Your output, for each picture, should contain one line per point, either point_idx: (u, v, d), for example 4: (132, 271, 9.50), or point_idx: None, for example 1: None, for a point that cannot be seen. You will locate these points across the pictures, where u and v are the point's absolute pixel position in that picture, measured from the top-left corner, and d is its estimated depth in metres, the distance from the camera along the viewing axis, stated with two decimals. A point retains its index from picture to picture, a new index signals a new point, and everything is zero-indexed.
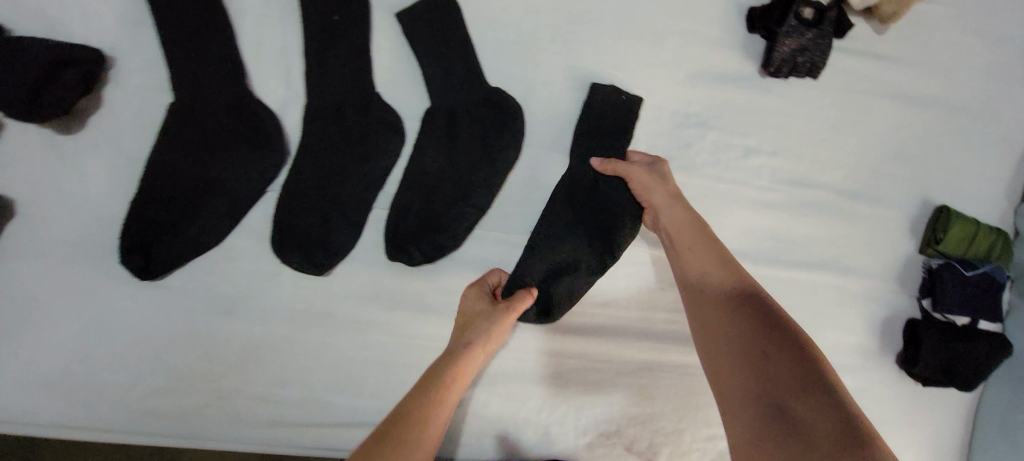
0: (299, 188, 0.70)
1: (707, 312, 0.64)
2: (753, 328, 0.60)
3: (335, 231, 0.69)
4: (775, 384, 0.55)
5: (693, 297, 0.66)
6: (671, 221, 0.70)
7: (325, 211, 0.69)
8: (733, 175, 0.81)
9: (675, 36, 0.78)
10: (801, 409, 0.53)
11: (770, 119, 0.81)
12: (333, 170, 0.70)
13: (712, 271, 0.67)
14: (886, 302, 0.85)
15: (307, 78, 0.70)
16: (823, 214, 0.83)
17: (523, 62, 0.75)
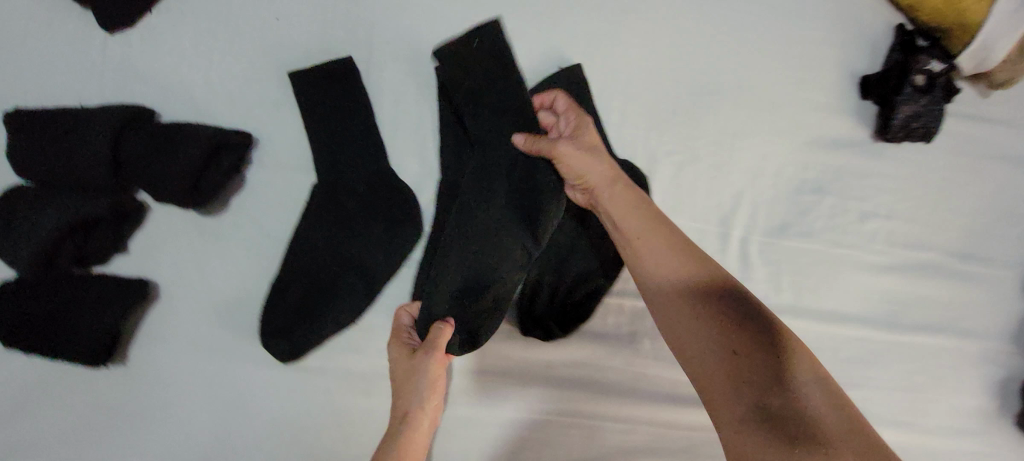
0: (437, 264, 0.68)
1: (678, 306, 0.59)
2: (757, 338, 0.56)
3: (475, 316, 0.66)
4: (760, 385, 0.53)
5: (671, 298, 0.60)
6: (613, 203, 0.64)
7: (464, 287, 0.68)
8: (850, 239, 0.81)
9: (792, 104, 0.79)
10: (806, 407, 0.52)
11: (885, 183, 0.82)
12: None
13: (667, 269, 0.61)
14: (1001, 362, 0.83)
15: (444, 152, 0.70)
16: (936, 275, 0.83)
17: (648, 135, 0.76)
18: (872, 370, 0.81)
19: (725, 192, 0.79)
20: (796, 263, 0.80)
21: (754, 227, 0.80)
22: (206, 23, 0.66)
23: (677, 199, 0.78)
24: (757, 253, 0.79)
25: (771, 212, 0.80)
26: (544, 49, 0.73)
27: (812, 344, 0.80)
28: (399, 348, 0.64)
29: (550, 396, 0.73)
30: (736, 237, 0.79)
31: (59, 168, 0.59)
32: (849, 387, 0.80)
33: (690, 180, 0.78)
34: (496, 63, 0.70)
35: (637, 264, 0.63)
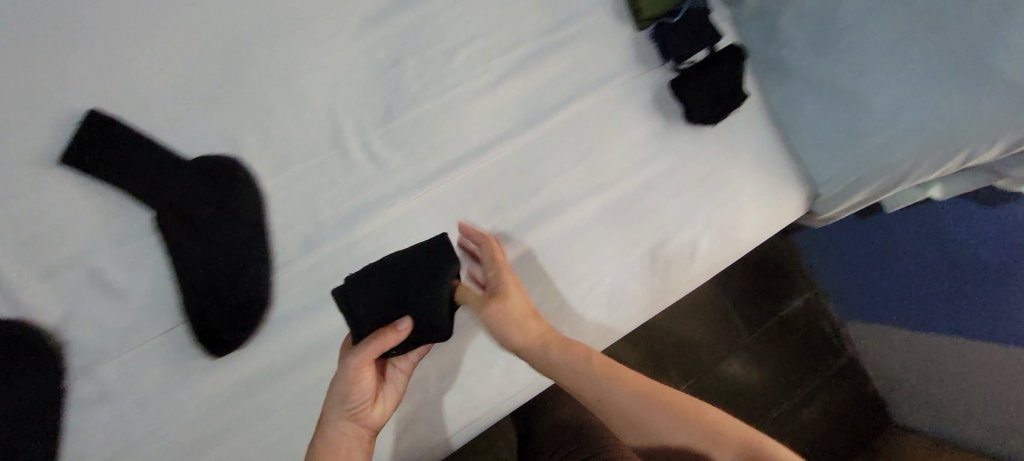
0: (378, 308, 0.68)
1: (554, 357, 0.67)
2: (567, 375, 0.66)
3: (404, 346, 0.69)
4: (602, 397, 0.64)
5: (557, 351, 0.67)
6: (516, 305, 0.69)
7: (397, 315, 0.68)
8: (450, 81, 0.84)
9: (315, 9, 0.80)
10: (619, 407, 0.63)
11: (445, 16, 0.85)
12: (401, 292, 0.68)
13: (559, 355, 0.67)
14: (644, 86, 0.91)
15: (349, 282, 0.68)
16: (545, 58, 0.88)
17: (209, 121, 0.76)
18: (543, 168, 0.86)
19: (317, 118, 0.80)
20: (420, 131, 0.83)
21: (364, 128, 0.82)
22: None
23: (279, 155, 0.79)
24: (384, 146, 0.82)
25: (370, 106, 0.82)
26: (51, 119, 0.72)
27: (485, 182, 0.84)
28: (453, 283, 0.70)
29: (290, 384, 0.76)
30: (355, 146, 0.81)
31: None
32: (535, 192, 0.86)
33: (278, 132, 0.79)
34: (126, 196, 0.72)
35: (560, 363, 0.67)
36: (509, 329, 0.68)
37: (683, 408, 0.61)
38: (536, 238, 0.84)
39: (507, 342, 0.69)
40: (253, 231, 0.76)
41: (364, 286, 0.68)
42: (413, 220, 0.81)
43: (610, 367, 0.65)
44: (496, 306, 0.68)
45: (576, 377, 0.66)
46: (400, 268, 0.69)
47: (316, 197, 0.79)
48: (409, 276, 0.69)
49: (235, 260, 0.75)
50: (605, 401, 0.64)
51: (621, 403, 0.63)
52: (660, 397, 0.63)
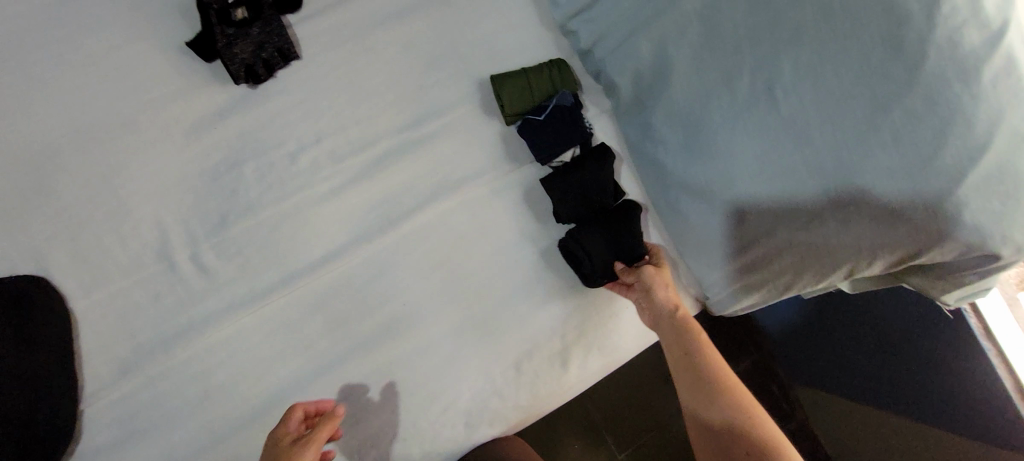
0: (591, 230, 0.81)
1: (676, 334, 0.78)
2: (687, 349, 0.77)
3: (603, 261, 0.81)
4: (688, 386, 0.76)
5: (674, 330, 0.79)
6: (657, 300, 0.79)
7: (628, 220, 0.82)
8: (294, 185, 0.79)
9: (141, 113, 0.75)
10: (697, 402, 0.75)
11: (290, 116, 0.80)
12: (608, 230, 0.81)
13: (674, 339, 0.78)
14: (513, 183, 0.85)
15: (569, 204, 0.81)
16: (400, 158, 0.82)
17: (13, 238, 0.71)
18: (395, 275, 0.80)
19: (140, 230, 0.74)
20: (257, 240, 0.77)
21: (194, 238, 0.76)
22: None
23: (94, 271, 0.73)
24: (214, 258, 0.76)
25: (201, 214, 0.76)
26: None
27: (328, 294, 0.78)
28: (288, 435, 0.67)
29: None
30: (182, 260, 0.75)
31: None
32: (386, 303, 0.79)
33: (94, 246, 0.73)
34: None
35: (676, 337, 0.78)
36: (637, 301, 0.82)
37: (727, 388, 0.74)
38: (384, 354, 0.78)
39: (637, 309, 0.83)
40: (52, 358, 0.69)
41: (583, 214, 0.82)
42: (242, 340, 0.75)
43: (681, 381, 0.77)
44: (652, 290, 0.80)
45: (691, 366, 0.77)
46: (601, 229, 0.81)
47: (134, 316, 0.73)
48: (597, 225, 0.82)
49: (25, 391, 0.68)
50: (693, 394, 0.76)
51: (704, 396, 0.74)
52: (737, 399, 0.73)
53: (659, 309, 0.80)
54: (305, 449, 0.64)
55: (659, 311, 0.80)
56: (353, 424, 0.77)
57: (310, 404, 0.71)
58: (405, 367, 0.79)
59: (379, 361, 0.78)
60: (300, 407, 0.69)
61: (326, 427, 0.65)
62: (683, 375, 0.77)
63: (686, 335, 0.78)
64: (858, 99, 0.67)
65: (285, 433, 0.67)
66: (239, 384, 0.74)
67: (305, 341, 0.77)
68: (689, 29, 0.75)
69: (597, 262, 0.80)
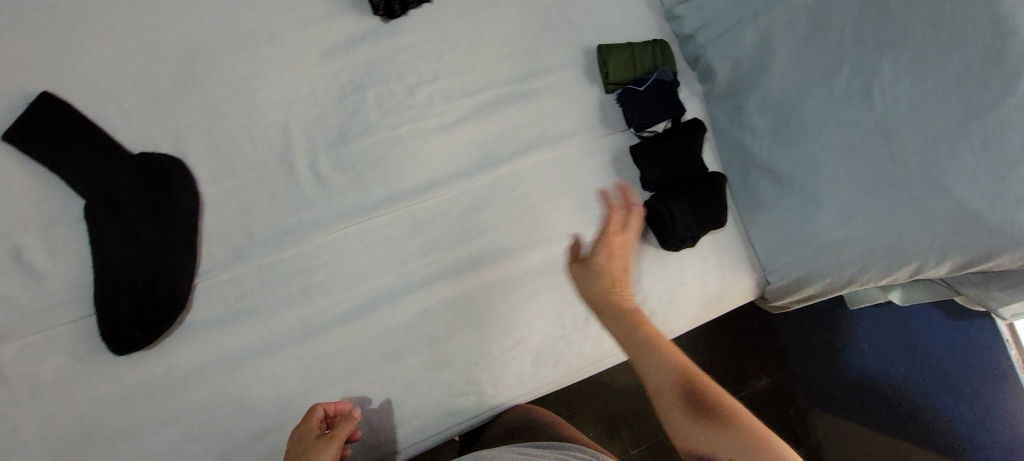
0: (677, 197, 0.85)
1: (633, 341, 0.72)
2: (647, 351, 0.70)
3: (685, 226, 0.85)
4: (658, 386, 0.68)
5: (629, 338, 0.73)
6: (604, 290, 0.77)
7: (711, 191, 0.87)
8: (410, 115, 0.85)
9: (285, 28, 0.83)
10: (668, 405, 0.67)
11: (415, 53, 0.87)
12: (692, 199, 0.86)
13: (633, 344, 0.72)
14: (604, 147, 0.91)
15: (659, 169, 0.87)
16: (505, 107, 0.89)
17: (158, 120, 0.78)
18: (488, 213, 0.86)
19: (269, 133, 0.81)
20: (371, 159, 0.83)
21: (316, 148, 0.82)
22: None
23: (224, 161, 0.79)
24: (330, 169, 0.82)
25: (324, 128, 0.83)
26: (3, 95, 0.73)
27: (424, 219, 0.84)
28: (309, 431, 0.69)
29: (188, 394, 0.74)
30: (302, 165, 0.81)
31: None
32: (477, 237, 0.85)
33: (228, 140, 0.79)
34: (64, 176, 0.73)
35: (638, 340, 0.72)
36: (592, 293, 0.78)
37: (721, 400, 0.65)
38: (468, 282, 0.84)
39: (589, 302, 0.79)
40: (179, 232, 0.75)
41: (667, 184, 0.88)
42: (346, 247, 0.81)
43: (651, 381, 0.69)
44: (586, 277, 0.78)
45: (656, 363, 0.69)
46: (686, 195, 0.86)
47: (253, 208, 0.79)
48: (681, 192, 0.86)
49: (152, 259, 0.74)
50: (666, 396, 0.67)
51: (680, 395, 0.66)
52: (725, 404, 0.64)
53: (607, 313, 0.76)
54: (324, 443, 0.67)
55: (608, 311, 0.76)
56: (433, 343, 0.82)
57: (328, 403, 0.74)
58: (487, 296, 0.84)
59: (463, 288, 0.83)
60: (318, 407, 0.72)
61: (346, 426, 0.69)
62: (652, 378, 0.69)
63: (645, 335, 0.72)
64: (953, 103, 0.72)
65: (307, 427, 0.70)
66: (338, 286, 0.80)
67: (400, 258, 0.82)
68: (797, 22, 0.82)
69: (680, 226, 0.85)
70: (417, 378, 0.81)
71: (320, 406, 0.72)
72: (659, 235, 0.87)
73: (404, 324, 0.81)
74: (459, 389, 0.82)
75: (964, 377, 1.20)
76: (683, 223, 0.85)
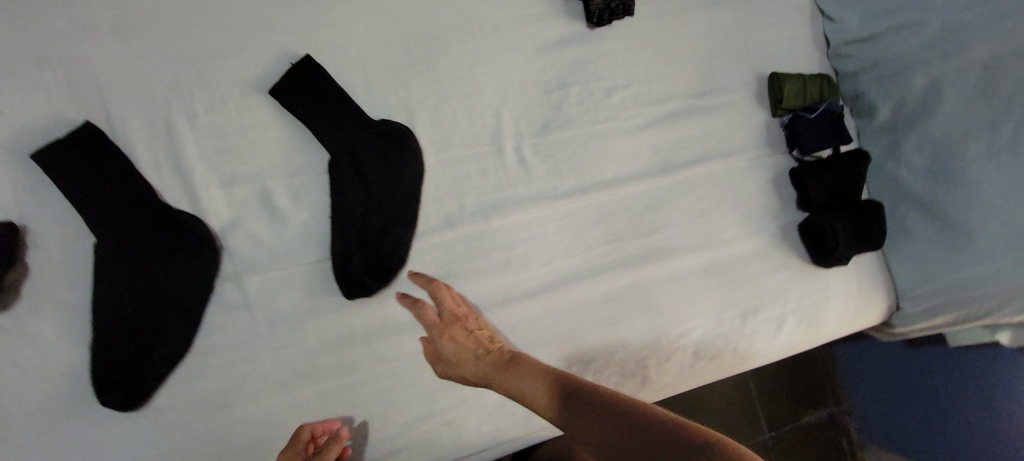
0: (841, 216, 0.94)
1: (525, 381, 0.67)
2: (551, 382, 0.65)
3: (845, 245, 0.93)
4: (580, 410, 0.60)
5: (526, 375, 0.67)
6: (461, 352, 0.74)
7: (870, 214, 0.95)
8: (604, 114, 0.93)
9: (507, 22, 0.91)
10: (589, 423, 0.58)
11: (613, 59, 0.95)
12: (853, 220, 0.94)
13: (527, 381, 0.67)
14: (767, 165, 0.99)
15: (823, 191, 0.95)
16: (685, 118, 0.97)
17: (395, 92, 0.85)
18: (665, 211, 0.93)
19: (484, 115, 0.89)
20: (568, 149, 0.91)
21: (522, 134, 0.90)
22: None
23: (445, 136, 0.87)
24: (533, 154, 0.90)
25: (531, 117, 0.91)
26: (269, 51, 0.80)
27: (610, 210, 0.91)
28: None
29: (400, 343, 0.80)
30: (510, 148, 0.89)
31: None
32: (653, 232, 0.92)
33: (450, 117, 0.87)
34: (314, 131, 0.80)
35: (513, 381, 0.68)
36: (472, 360, 0.73)
37: (629, 415, 0.56)
38: (643, 272, 0.91)
39: (466, 374, 0.73)
40: (406, 194, 0.82)
41: (829, 205, 0.96)
42: (542, 227, 0.88)
43: (567, 409, 0.61)
44: (451, 341, 0.76)
45: (570, 389, 0.63)
46: (847, 215, 0.94)
47: (466, 182, 0.87)
48: (842, 213, 0.94)
49: (383, 215, 0.81)
50: (588, 420, 0.58)
51: (603, 411, 0.58)
52: (624, 424, 0.55)
53: (500, 376, 0.70)
54: None
55: (484, 370, 0.71)
56: (611, 325, 0.88)
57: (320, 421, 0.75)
58: (658, 288, 0.91)
59: (639, 277, 0.90)
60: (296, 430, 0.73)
61: (332, 448, 0.71)
62: (558, 408, 0.62)
63: (544, 371, 0.67)
64: None
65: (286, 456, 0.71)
66: (533, 261, 0.87)
67: (587, 243, 0.89)
68: (966, 75, 0.90)
69: (841, 244, 0.93)
70: (594, 355, 0.87)
71: (301, 428, 0.73)
72: (818, 250, 0.95)
73: (586, 304, 0.88)
74: (628, 370, 0.88)
75: (1003, 430, 1.11)
76: (845, 240, 0.93)
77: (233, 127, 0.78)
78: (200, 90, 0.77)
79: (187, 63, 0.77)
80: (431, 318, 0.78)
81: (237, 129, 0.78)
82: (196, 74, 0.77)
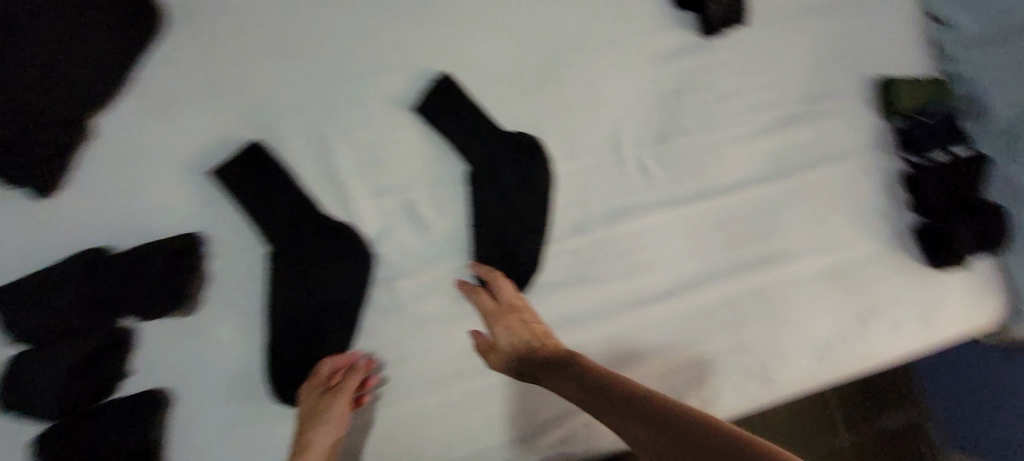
0: (961, 219, 0.94)
1: (564, 375, 0.70)
2: (592, 377, 0.68)
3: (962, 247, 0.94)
4: (612, 406, 0.63)
5: (569, 368, 0.71)
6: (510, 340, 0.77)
7: (990, 217, 0.94)
8: (721, 121, 0.95)
9: (624, 34, 0.94)
10: (617, 424, 0.61)
11: (725, 67, 0.97)
12: (974, 223, 0.93)
13: (568, 374, 0.70)
14: (878, 169, 1.00)
15: (942, 194, 0.95)
16: (798, 123, 0.97)
17: (523, 106, 0.89)
18: (781, 216, 0.95)
19: (606, 125, 0.92)
20: (686, 157, 0.93)
21: (642, 143, 0.93)
22: (129, 161, 0.76)
23: (571, 146, 0.90)
24: (653, 162, 0.92)
25: (649, 126, 0.93)
26: (410, 71, 0.86)
27: (728, 215, 0.93)
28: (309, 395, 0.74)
29: None
30: (631, 157, 0.92)
31: (56, 314, 0.69)
32: (769, 237, 0.94)
33: (574, 128, 0.91)
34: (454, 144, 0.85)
35: (559, 374, 0.71)
36: (523, 350, 0.76)
37: (659, 412, 0.59)
38: (762, 276, 0.92)
39: (520, 365, 0.76)
40: (538, 202, 0.86)
41: (949, 208, 0.95)
42: (664, 232, 0.91)
43: (601, 406, 0.64)
44: (501, 328, 0.78)
45: (601, 387, 0.66)
46: (968, 218, 0.94)
47: (591, 190, 0.90)
48: (964, 215, 0.94)
49: (518, 223, 0.85)
50: (618, 412, 0.62)
51: (635, 407, 0.61)
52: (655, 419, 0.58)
53: (546, 364, 0.73)
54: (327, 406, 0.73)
55: (529, 357, 0.75)
56: (733, 328, 0.90)
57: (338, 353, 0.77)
58: (777, 292, 0.92)
59: (757, 281, 0.92)
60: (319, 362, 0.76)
61: (352, 381, 0.74)
62: (596, 403, 0.65)
63: (584, 366, 0.70)
64: None
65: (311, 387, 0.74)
66: (657, 266, 0.90)
67: (707, 248, 0.91)
68: None
69: (958, 247, 0.94)
70: (717, 357, 0.89)
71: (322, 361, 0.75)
72: (936, 253, 0.95)
73: (708, 308, 0.90)
74: (750, 372, 0.90)
75: None
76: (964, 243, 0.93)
77: (380, 142, 0.83)
78: (351, 108, 0.83)
79: (339, 84, 0.83)
80: (489, 305, 0.80)
81: (384, 143, 0.84)
82: (348, 94, 0.83)
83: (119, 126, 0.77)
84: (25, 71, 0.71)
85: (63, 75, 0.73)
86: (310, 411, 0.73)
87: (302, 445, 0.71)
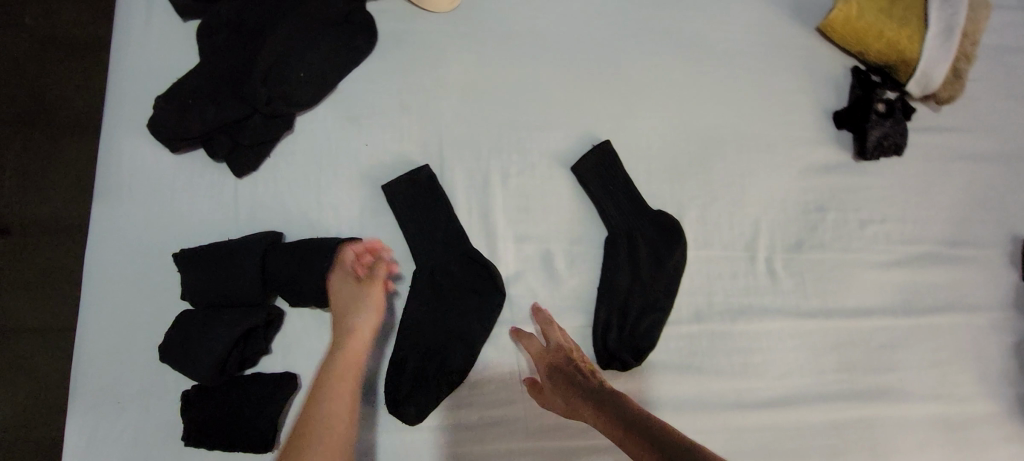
0: None
1: (606, 420, 0.72)
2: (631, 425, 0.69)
3: None
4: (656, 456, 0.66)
5: (608, 413, 0.72)
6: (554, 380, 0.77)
7: None
8: (856, 244, 0.95)
9: (778, 141, 0.96)
10: None
11: (871, 193, 0.97)
12: None
13: (611, 421, 0.71)
14: (1011, 329, 0.96)
15: None
16: (935, 263, 0.96)
17: (670, 187, 0.92)
18: (900, 353, 0.93)
19: (744, 223, 0.93)
20: (816, 271, 0.94)
21: (775, 247, 0.94)
22: (315, 159, 0.83)
23: (707, 235, 0.92)
24: (782, 269, 0.93)
25: (786, 233, 0.94)
26: (575, 133, 0.91)
27: (847, 339, 0.92)
28: (342, 280, 0.76)
29: None
30: (762, 259, 0.93)
31: (227, 286, 0.75)
32: (884, 371, 0.92)
33: (714, 219, 0.93)
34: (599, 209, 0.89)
35: (601, 419, 0.72)
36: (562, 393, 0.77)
37: None
38: (870, 408, 0.90)
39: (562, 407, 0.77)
40: (668, 283, 0.88)
41: None
42: (781, 340, 0.91)
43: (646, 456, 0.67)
44: (546, 368, 0.78)
45: (644, 434, 0.68)
46: None
47: (718, 282, 0.91)
48: None
49: (644, 298, 0.87)
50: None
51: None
52: None
53: (586, 407, 0.74)
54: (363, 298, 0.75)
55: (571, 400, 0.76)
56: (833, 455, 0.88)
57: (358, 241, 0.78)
58: (883, 429, 0.90)
59: (865, 413, 0.90)
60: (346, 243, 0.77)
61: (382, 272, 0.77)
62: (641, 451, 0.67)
63: (626, 412, 0.71)
64: None
65: (341, 274, 0.76)
66: (767, 372, 0.89)
67: (820, 367, 0.91)
68: None
69: None
70: None
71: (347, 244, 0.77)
72: None
73: (811, 428, 0.88)
74: None
75: None
76: None
77: (533, 192, 0.88)
78: (516, 154, 0.88)
79: (510, 131, 0.89)
80: (536, 348, 0.80)
81: (537, 193, 0.88)
82: (515, 142, 0.89)
83: (316, 127, 0.84)
84: (265, 63, 0.79)
85: (287, 74, 0.81)
86: (342, 302, 0.75)
87: (345, 332, 0.74)
